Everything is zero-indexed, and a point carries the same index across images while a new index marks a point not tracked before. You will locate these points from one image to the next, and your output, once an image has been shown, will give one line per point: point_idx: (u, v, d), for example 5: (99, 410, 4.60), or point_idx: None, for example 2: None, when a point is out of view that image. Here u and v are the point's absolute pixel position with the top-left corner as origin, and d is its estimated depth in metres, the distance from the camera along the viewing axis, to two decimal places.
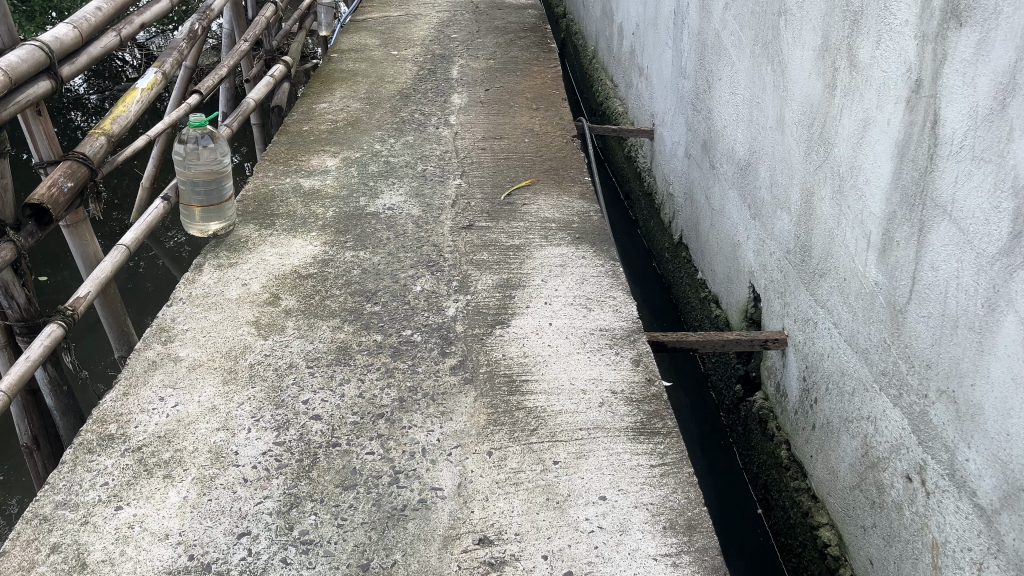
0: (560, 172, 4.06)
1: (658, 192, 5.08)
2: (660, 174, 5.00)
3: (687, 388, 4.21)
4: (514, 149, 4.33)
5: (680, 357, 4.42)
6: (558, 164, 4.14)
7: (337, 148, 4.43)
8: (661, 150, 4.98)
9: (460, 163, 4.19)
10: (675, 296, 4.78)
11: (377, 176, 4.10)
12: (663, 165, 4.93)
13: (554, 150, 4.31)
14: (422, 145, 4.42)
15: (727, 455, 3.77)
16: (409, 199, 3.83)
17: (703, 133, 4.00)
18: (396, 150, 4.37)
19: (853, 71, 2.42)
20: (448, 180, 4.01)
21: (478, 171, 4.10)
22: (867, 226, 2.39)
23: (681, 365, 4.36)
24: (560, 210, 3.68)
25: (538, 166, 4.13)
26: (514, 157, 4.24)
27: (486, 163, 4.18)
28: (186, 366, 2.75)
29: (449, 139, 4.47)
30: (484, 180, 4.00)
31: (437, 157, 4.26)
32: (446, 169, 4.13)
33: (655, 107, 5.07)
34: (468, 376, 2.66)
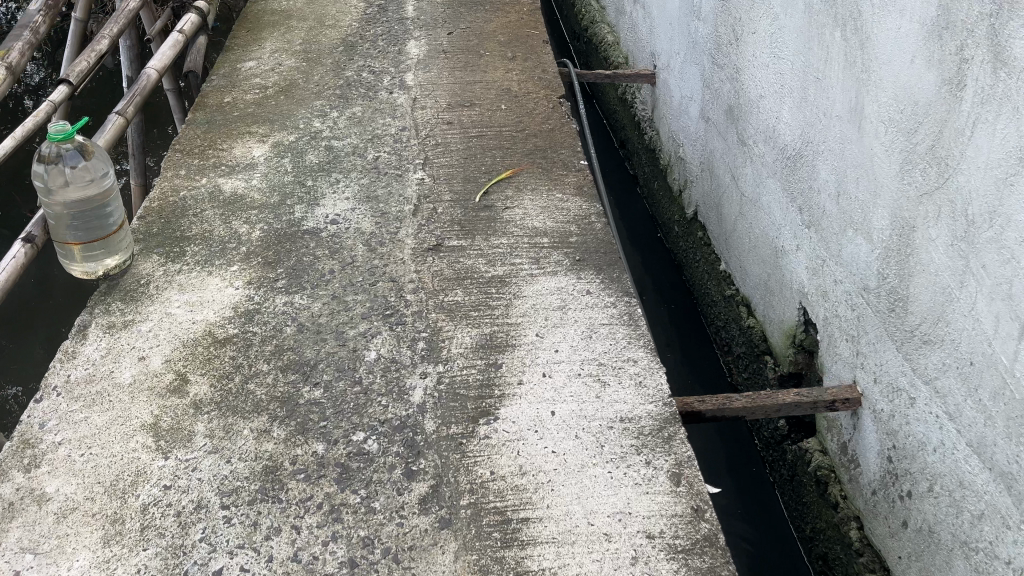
0: (549, 157, 3.22)
1: (664, 151, 4.25)
2: (667, 131, 4.16)
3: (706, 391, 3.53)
4: (490, 122, 3.45)
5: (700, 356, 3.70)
6: (546, 145, 3.29)
7: (267, 130, 3.53)
8: (667, 101, 4.12)
9: (421, 146, 3.32)
10: (691, 280, 4.03)
11: (317, 170, 3.23)
12: (671, 120, 4.08)
13: (540, 121, 3.44)
14: (373, 119, 3.53)
15: (763, 489, 3.10)
16: (358, 208, 3.00)
17: (729, 96, 3.16)
18: (340, 129, 3.48)
19: (999, 71, 1.59)
20: (407, 175, 3.16)
21: (444, 158, 3.24)
22: (1019, 306, 1.62)
23: (701, 363, 3.68)
24: (552, 215, 2.89)
25: (522, 147, 3.28)
26: (489, 133, 3.37)
27: (453, 144, 3.32)
28: (54, 515, 1.98)
29: (406, 109, 3.58)
30: (452, 173, 3.15)
31: (392, 139, 3.38)
32: (404, 157, 3.26)
33: (657, 46, 4.18)
34: (445, 515, 1.91)
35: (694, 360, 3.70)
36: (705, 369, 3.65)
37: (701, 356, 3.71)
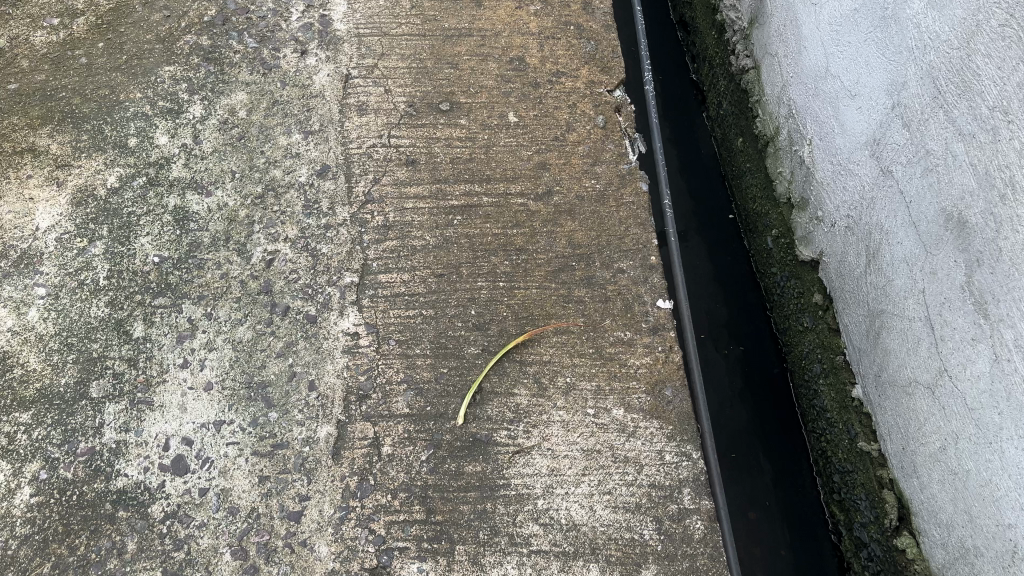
0: (599, 283, 1.69)
1: (764, 108, 2.63)
2: (778, 87, 2.50)
3: (782, 495, 2.47)
4: (486, 168, 1.83)
5: (769, 415, 2.58)
6: (591, 246, 1.73)
7: (67, 146, 1.88)
8: (787, 41, 2.42)
9: (354, 232, 1.75)
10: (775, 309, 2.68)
11: (155, 289, 1.70)
12: (789, 79, 2.41)
13: (578, 169, 1.83)
14: (266, 133, 1.89)
15: None
16: (227, 429, 1.55)
17: (967, 199, 1.59)
18: (204, 159, 1.86)
19: None
20: (324, 325, 1.65)
21: (398, 276, 1.70)
22: None
23: (779, 451, 2.53)
24: (606, 483, 1.48)
25: (545, 250, 1.73)
26: (485, 203, 1.78)
27: (416, 231, 1.75)
28: None
29: (329, 109, 1.91)
30: (412, 325, 1.64)
31: (299, 203, 1.79)
32: (321, 265, 1.71)
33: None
34: None
35: (766, 425, 2.57)
36: (785, 465, 2.51)
37: (782, 431, 2.56)
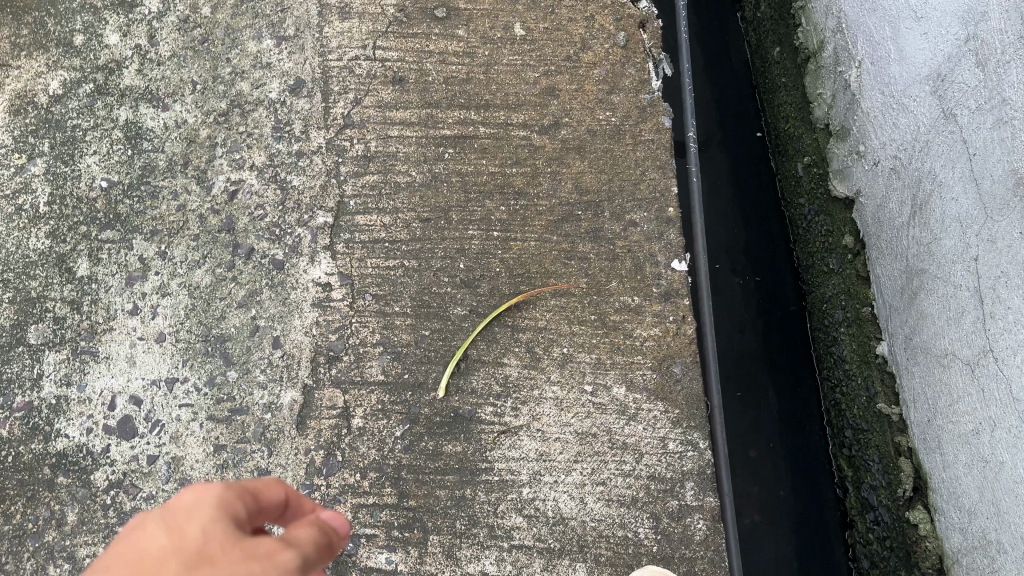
0: (607, 238, 1.48)
1: (807, 17, 2.32)
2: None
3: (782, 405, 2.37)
4: (485, 92, 1.59)
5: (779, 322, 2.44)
6: (601, 193, 1.51)
7: (5, 43, 1.64)
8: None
9: (331, 163, 1.53)
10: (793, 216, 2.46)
11: (102, 220, 1.49)
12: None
13: (592, 98, 1.59)
14: (233, 36, 1.63)
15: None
16: (179, 388, 1.38)
17: None
18: (162, 65, 1.61)
19: None
20: (292, 272, 1.45)
21: (379, 219, 1.49)
22: None
23: (786, 371, 2.39)
24: (601, 473, 1.33)
25: (547, 196, 1.51)
26: (482, 136, 1.55)
27: (402, 166, 1.53)
28: None
29: (305, 8, 1.63)
30: (392, 278, 1.45)
31: (268, 124, 1.56)
32: (290, 201, 1.50)
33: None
34: None
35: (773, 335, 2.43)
36: (793, 402, 2.37)
37: (789, 340, 2.42)
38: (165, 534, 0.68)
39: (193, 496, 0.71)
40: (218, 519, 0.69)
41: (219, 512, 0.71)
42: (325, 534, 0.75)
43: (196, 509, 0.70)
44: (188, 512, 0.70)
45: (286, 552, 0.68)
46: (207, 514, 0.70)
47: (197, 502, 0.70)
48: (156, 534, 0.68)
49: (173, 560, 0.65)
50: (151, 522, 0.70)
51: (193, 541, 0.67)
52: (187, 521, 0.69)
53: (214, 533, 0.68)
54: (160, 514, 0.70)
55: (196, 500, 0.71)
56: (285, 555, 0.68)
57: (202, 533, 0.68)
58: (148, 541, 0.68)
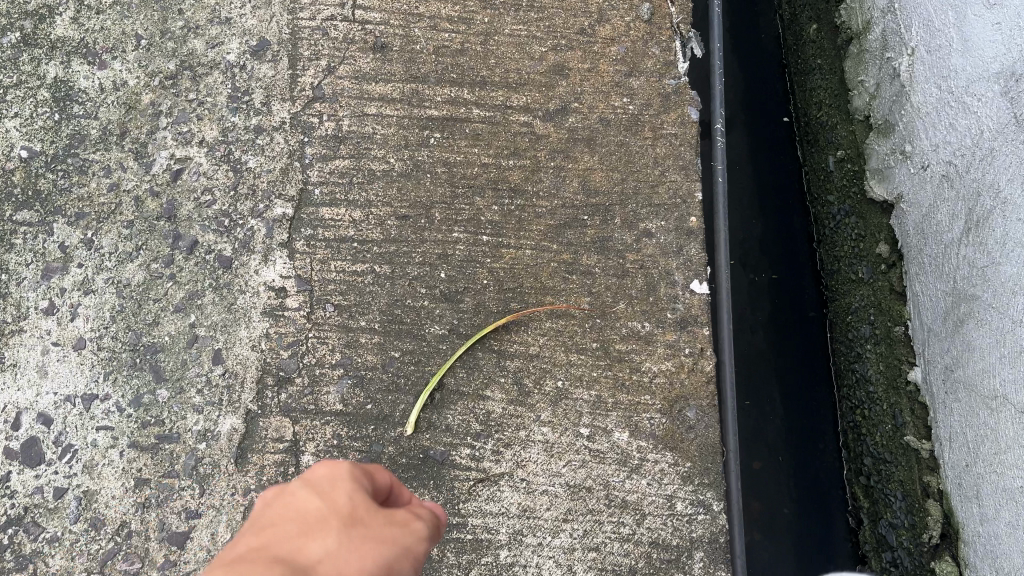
0: (615, 249, 1.26)
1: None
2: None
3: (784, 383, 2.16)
4: (481, 66, 1.35)
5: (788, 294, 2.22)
6: (611, 195, 1.29)
7: None
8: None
9: (296, 144, 1.30)
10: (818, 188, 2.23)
11: (18, 198, 1.26)
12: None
13: (607, 81, 1.35)
14: None
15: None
16: (97, 407, 1.16)
17: None
18: (101, 14, 1.36)
19: None
20: (242, 273, 1.23)
21: (348, 213, 1.26)
22: None
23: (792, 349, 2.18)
24: (594, 536, 1.12)
25: (549, 194, 1.28)
26: (475, 119, 1.32)
27: (378, 151, 1.30)
28: None
29: None
30: (359, 286, 1.23)
31: (224, 92, 1.32)
32: (245, 187, 1.27)
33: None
34: None
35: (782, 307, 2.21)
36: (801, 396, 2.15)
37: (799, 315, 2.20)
38: (319, 498, 0.72)
39: (340, 467, 0.75)
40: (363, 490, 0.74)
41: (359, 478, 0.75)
42: (436, 516, 0.79)
43: (343, 478, 0.74)
44: (333, 481, 0.73)
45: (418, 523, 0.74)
46: (352, 482, 0.74)
47: (345, 470, 0.74)
48: (306, 498, 0.72)
49: (330, 526, 0.69)
50: (292, 487, 0.73)
51: (343, 506, 0.71)
52: (338, 485, 0.73)
53: (361, 501, 0.72)
54: (307, 481, 0.73)
55: (345, 468, 0.75)
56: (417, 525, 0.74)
57: (353, 501, 0.72)
58: (302, 504, 0.71)
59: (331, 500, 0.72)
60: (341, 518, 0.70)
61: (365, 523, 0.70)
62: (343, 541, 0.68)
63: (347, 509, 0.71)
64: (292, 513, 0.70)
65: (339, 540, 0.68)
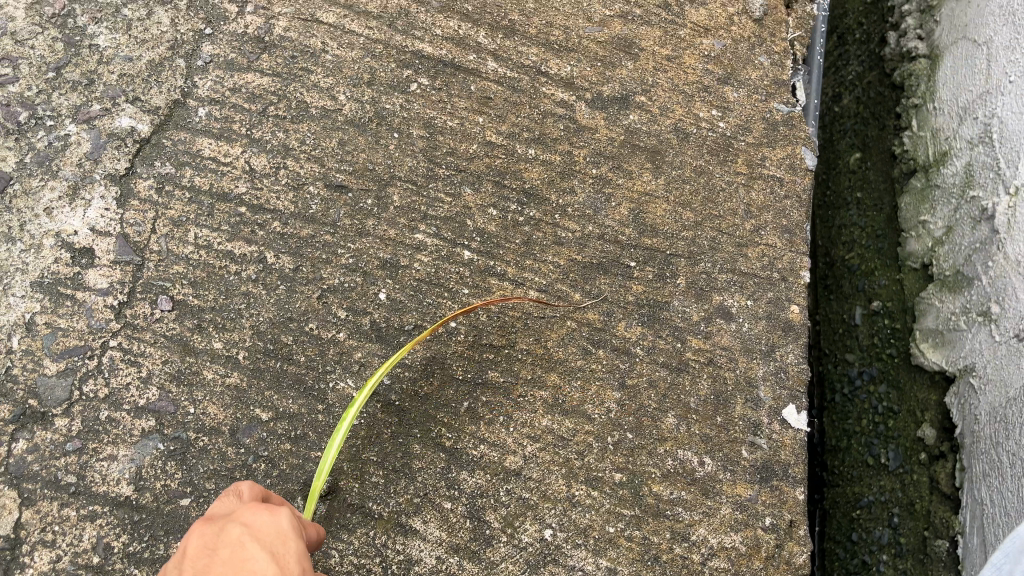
0: (670, 324, 0.76)
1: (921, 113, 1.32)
2: (967, 69, 1.22)
3: None
4: (512, 8, 0.86)
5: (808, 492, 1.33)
6: (676, 242, 0.80)
7: None
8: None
9: (187, 33, 0.76)
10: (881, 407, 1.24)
11: None
12: (999, 72, 1.14)
13: (692, 80, 0.88)
14: None
15: None
16: None
17: None
18: None
19: None
20: (19, 208, 0.68)
21: (244, 156, 0.73)
22: None
23: None
24: None
25: (581, 215, 0.79)
26: (489, 76, 0.82)
27: (323, 79, 0.77)
28: None
29: None
30: (232, 283, 0.69)
31: None
32: (76, 71, 0.72)
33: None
34: None
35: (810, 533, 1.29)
36: None
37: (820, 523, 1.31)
38: (267, 556, 0.45)
39: (277, 515, 0.48)
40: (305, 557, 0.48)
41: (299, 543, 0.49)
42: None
43: (293, 531, 0.48)
44: (268, 535, 0.46)
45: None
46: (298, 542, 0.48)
47: (287, 525, 0.48)
48: (249, 550, 0.45)
49: None
50: (214, 526, 0.47)
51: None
52: (288, 548, 0.46)
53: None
54: (247, 530, 0.46)
55: (287, 521, 0.48)
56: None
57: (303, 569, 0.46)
58: (251, 563, 0.44)
59: (284, 560, 0.45)
60: None
61: None
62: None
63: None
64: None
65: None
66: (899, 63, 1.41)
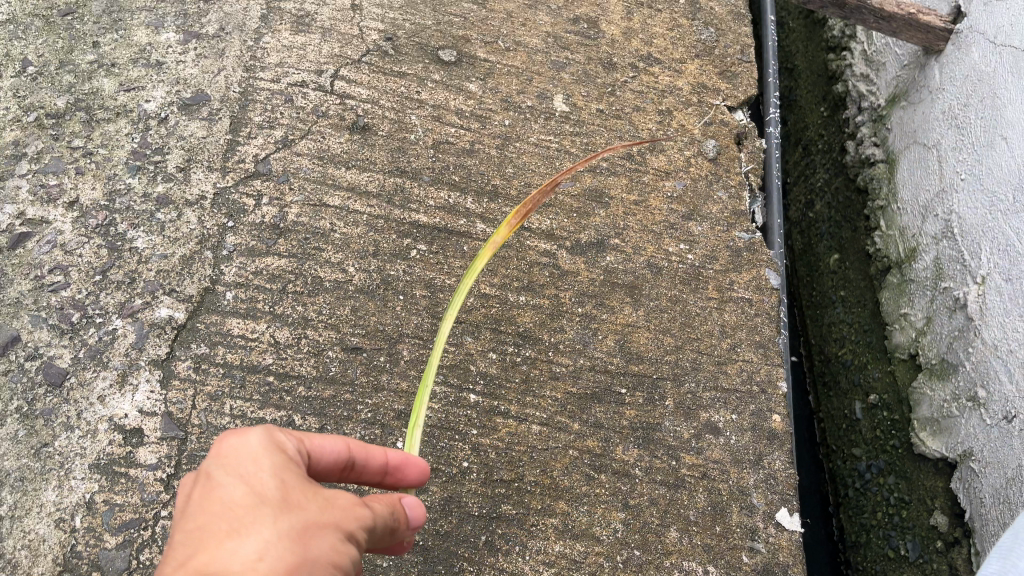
0: (664, 443, 0.84)
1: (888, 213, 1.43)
2: (923, 170, 1.34)
3: None
4: (494, 174, 0.98)
5: None
6: (661, 366, 0.88)
7: None
8: (950, 91, 1.29)
9: (213, 228, 0.87)
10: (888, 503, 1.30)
11: None
12: (950, 170, 1.27)
13: (659, 219, 0.98)
14: (116, 17, 1.02)
15: None
16: None
17: None
18: None
19: None
20: (76, 398, 0.76)
21: (269, 330, 0.82)
22: None
23: None
24: None
25: (572, 351, 0.88)
26: (479, 235, 0.93)
27: (333, 254, 0.88)
28: None
29: (242, 8, 1.04)
30: None
31: (127, 145, 0.92)
32: (120, 273, 0.83)
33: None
34: None
35: None
36: None
37: None
38: (240, 481, 0.51)
39: (249, 436, 0.54)
40: (293, 466, 0.53)
41: (291, 453, 0.55)
42: (401, 516, 0.58)
43: (267, 450, 0.53)
44: (236, 460, 0.52)
45: (364, 510, 0.54)
46: (277, 457, 0.53)
47: (257, 445, 0.53)
48: (225, 483, 0.51)
49: (265, 515, 0.49)
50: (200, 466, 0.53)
51: (272, 493, 0.51)
52: (260, 467, 0.52)
53: (295, 485, 0.52)
54: (216, 460, 0.52)
55: (257, 441, 0.53)
56: (364, 512, 0.54)
57: (283, 483, 0.52)
58: (221, 492, 0.50)
59: (257, 481, 0.51)
60: (282, 500, 0.51)
61: (305, 510, 0.51)
62: (285, 535, 0.49)
63: (281, 495, 0.51)
64: (221, 507, 0.50)
65: (307, 552, 0.49)
66: (860, 169, 1.53)
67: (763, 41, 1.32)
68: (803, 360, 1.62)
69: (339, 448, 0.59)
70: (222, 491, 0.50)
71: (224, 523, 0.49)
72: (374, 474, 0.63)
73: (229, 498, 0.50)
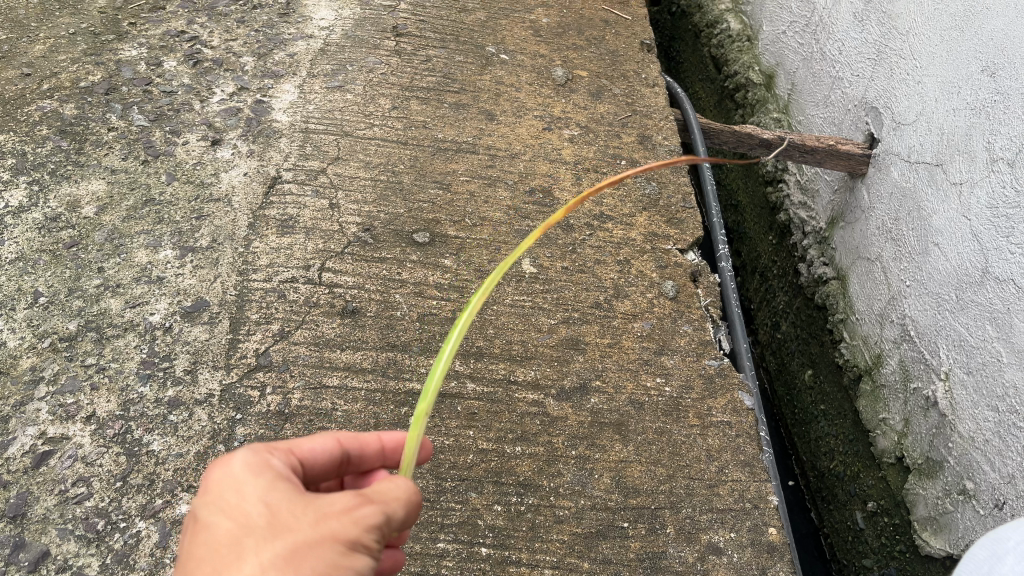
0: (671, 569, 0.88)
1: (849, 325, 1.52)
2: (872, 282, 1.45)
3: None
4: (477, 336, 1.06)
5: None
6: (657, 496, 0.93)
7: None
8: (880, 208, 1.42)
9: (223, 422, 0.94)
10: None
11: None
12: (897, 279, 1.37)
13: (633, 358, 1.06)
14: (118, 243, 1.12)
15: None
16: None
17: None
18: None
19: None
20: None
21: None
22: None
23: None
24: None
25: (572, 492, 0.93)
26: (470, 394, 1.00)
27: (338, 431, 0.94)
28: None
29: (230, 220, 1.15)
30: None
31: (136, 356, 0.99)
32: (139, 475, 0.89)
33: (835, 31, 1.58)
34: None
35: None
36: None
37: None
38: (226, 516, 0.54)
39: (233, 464, 0.57)
40: (280, 484, 0.57)
41: (277, 472, 0.58)
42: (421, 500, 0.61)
43: (248, 478, 0.56)
44: (220, 494, 0.55)
45: (369, 507, 0.56)
46: (262, 481, 0.56)
47: (240, 473, 0.56)
48: (212, 520, 0.54)
49: (249, 545, 0.52)
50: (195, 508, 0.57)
51: (258, 519, 0.54)
52: (242, 498, 0.55)
53: (283, 506, 0.55)
54: (204, 498, 0.56)
55: (239, 468, 0.57)
56: (365, 509, 0.56)
57: (268, 505, 0.55)
58: (207, 532, 0.54)
59: (242, 514, 0.54)
60: (270, 523, 0.54)
61: (293, 529, 0.53)
62: (273, 559, 0.51)
63: (266, 522, 0.54)
64: (211, 546, 0.53)
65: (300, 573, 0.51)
66: (815, 288, 1.63)
67: (703, 179, 1.44)
68: (797, 481, 1.66)
69: (332, 446, 0.66)
70: (211, 530, 0.54)
71: (213, 559, 0.52)
72: (377, 456, 0.72)
73: (218, 535, 0.54)
